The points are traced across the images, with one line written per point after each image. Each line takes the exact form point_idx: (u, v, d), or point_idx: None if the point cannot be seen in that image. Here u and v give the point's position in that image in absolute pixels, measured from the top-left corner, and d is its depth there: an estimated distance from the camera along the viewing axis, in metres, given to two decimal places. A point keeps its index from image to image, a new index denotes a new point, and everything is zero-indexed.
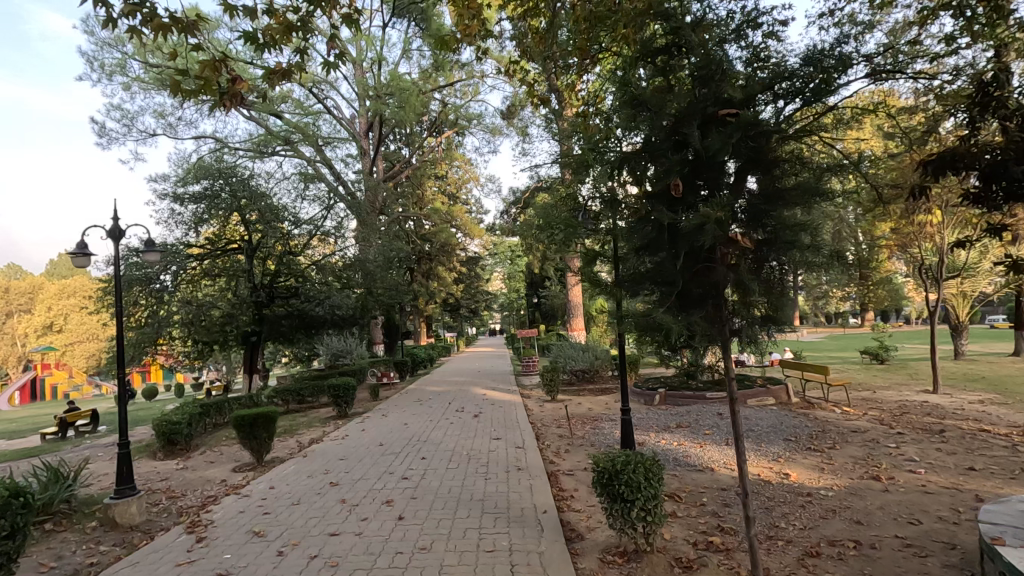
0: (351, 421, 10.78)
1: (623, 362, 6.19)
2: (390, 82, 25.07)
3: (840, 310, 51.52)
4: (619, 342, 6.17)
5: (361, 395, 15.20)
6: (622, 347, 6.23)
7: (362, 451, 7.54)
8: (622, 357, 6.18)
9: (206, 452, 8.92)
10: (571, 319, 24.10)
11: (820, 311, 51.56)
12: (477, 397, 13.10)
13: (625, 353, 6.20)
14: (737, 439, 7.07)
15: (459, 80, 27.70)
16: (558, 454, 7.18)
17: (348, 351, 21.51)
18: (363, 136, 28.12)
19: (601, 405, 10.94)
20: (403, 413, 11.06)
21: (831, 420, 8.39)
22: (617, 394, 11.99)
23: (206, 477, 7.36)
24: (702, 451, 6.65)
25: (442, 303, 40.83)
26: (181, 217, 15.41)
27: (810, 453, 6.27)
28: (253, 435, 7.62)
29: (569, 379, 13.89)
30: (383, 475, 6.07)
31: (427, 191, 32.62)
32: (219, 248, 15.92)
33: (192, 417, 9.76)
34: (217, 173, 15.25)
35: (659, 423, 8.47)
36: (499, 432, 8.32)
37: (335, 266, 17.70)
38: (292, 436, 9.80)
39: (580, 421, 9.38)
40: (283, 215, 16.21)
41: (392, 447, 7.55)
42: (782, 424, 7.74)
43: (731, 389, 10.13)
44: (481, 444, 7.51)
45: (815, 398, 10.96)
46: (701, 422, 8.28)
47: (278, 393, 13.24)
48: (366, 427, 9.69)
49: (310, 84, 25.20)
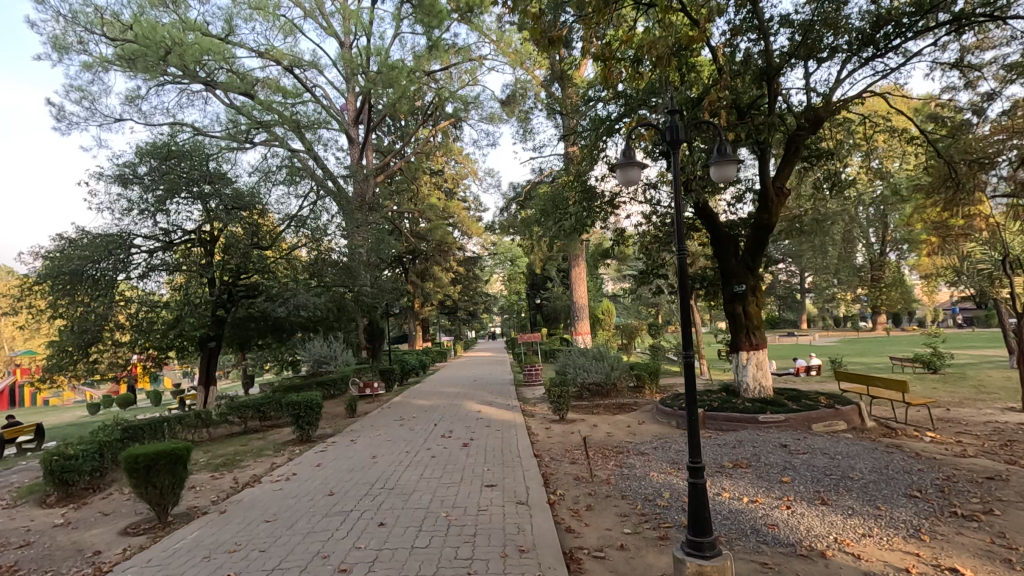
0: (310, 450, 8.61)
1: (692, 386, 3.96)
2: (380, 66, 23.07)
3: (847, 302, 50.17)
4: (688, 348, 4.02)
5: (337, 410, 13.13)
6: (694, 357, 4.06)
7: (300, 506, 5.41)
8: (691, 375, 3.96)
9: (108, 498, 6.77)
10: (576, 322, 22.00)
11: (834, 297, 50.05)
12: (471, 414, 10.99)
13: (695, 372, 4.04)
14: (835, 493, 4.93)
15: (457, 66, 25.91)
16: (577, 513, 5.05)
17: (331, 358, 20.38)
18: (352, 125, 26.07)
19: (623, 429, 8.85)
20: (375, 439, 8.90)
21: (940, 457, 6.30)
22: (641, 414, 9.91)
23: (79, 545, 5.22)
24: (794, 516, 4.47)
25: (439, 305, 38.71)
26: (128, 204, 13.17)
27: (968, 526, 4.14)
28: (148, 483, 5.43)
29: (579, 393, 11.83)
30: (310, 564, 3.96)
31: (422, 186, 30.73)
32: (169, 238, 13.50)
33: (101, 446, 7.59)
34: (169, 153, 13.24)
35: (709, 461, 6.35)
36: (496, 473, 6.20)
37: (307, 264, 15.46)
38: (229, 474, 7.61)
39: (600, 452, 7.25)
40: (250, 201, 14.06)
41: (342, 501, 5.43)
42: (885, 466, 5.62)
43: (790, 410, 8.04)
44: (469, 497, 5.38)
45: (888, 419, 8.90)
46: (766, 460, 6.18)
47: (234, 409, 11.05)
48: (323, 460, 7.54)
49: (295, 68, 23.27)
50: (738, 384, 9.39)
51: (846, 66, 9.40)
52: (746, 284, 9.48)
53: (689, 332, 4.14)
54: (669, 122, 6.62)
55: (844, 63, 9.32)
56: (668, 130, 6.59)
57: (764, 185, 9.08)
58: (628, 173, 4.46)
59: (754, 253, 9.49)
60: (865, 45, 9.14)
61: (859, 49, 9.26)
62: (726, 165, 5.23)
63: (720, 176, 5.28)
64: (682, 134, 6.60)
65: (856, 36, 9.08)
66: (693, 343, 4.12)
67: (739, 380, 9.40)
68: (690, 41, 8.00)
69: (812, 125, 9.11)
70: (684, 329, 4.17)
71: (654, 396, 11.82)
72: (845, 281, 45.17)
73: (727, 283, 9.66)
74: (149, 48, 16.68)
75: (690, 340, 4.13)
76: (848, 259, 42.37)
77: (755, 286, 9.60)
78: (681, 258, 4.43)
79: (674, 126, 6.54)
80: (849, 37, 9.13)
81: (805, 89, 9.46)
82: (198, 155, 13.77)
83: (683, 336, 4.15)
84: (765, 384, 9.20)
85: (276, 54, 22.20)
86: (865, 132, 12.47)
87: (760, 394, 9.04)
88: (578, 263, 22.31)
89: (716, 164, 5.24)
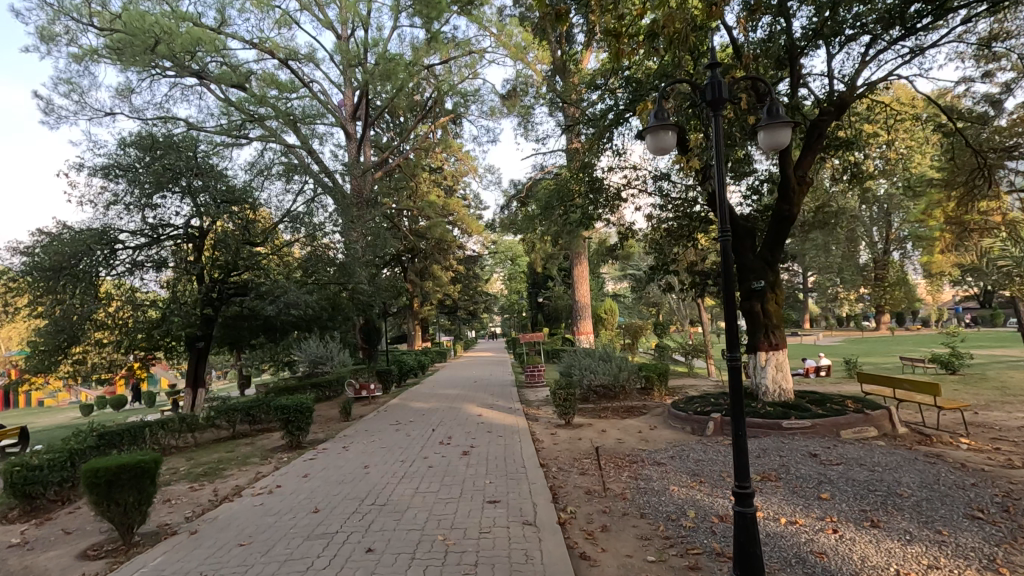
0: (299, 457, 8.02)
1: (737, 394, 3.43)
2: (377, 59, 22.46)
3: (851, 302, 49.57)
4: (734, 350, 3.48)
5: (332, 413, 12.56)
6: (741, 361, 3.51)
7: (280, 526, 4.83)
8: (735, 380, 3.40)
9: (75, 512, 6.19)
10: (578, 321, 21.45)
11: (838, 297, 49.51)
12: (472, 419, 10.42)
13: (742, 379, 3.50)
14: (885, 513, 4.35)
15: (456, 61, 25.34)
16: (592, 535, 4.47)
17: (329, 357, 19.65)
18: (349, 120, 25.46)
19: (633, 435, 8.27)
20: (369, 446, 8.31)
21: (989, 469, 5.71)
22: (652, 419, 9.34)
23: (32, 570, 4.64)
24: (843, 542, 3.89)
25: (438, 304, 38.15)
26: (112, 197, 12.54)
27: None
28: (110, 500, 4.85)
29: (585, 395, 11.27)
30: None
31: (421, 183, 30.16)
32: (157, 234, 12.87)
33: (70, 455, 7.00)
34: (156, 144, 12.59)
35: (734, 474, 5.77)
36: (501, 487, 5.61)
37: (300, 261, 14.85)
38: (209, 485, 7.02)
39: (611, 462, 6.67)
40: (241, 194, 13.42)
41: (328, 520, 4.85)
42: (934, 480, 5.03)
43: (815, 415, 7.46)
44: (471, 516, 4.81)
45: (917, 424, 8.32)
46: (797, 473, 5.61)
47: (222, 413, 10.48)
48: (312, 470, 6.96)
49: (291, 61, 22.64)
50: (756, 388, 8.80)
51: (871, 48, 8.83)
52: (765, 280, 8.89)
53: (733, 332, 3.59)
54: (710, 78, 4.81)
55: (869, 44, 8.76)
56: (705, 89, 4.84)
57: (786, 173, 8.49)
58: (660, 137, 4.07)
59: (774, 246, 8.90)
60: (891, 26, 8.58)
61: (884, 30, 8.69)
62: (779, 130, 3.93)
63: (769, 144, 3.98)
64: (726, 94, 4.78)
65: (882, 15, 8.51)
66: (737, 345, 3.57)
67: (757, 382, 8.81)
68: (707, 17, 7.37)
69: (836, 111, 8.51)
70: (729, 328, 3.62)
71: (664, 399, 11.24)
72: (849, 280, 44.67)
73: (745, 278, 9.08)
74: (136, 41, 15.91)
75: (734, 341, 3.59)
76: (853, 258, 41.85)
77: (775, 282, 9.03)
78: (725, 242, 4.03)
79: (715, 81, 4.75)
80: (874, 16, 8.56)
81: (827, 74, 8.86)
82: (186, 146, 13.13)
83: (728, 336, 3.60)
84: (785, 388, 8.61)
85: (271, 46, 21.59)
86: (885, 122, 11.88)
87: (780, 398, 8.46)
88: (581, 261, 21.74)
89: (764, 127, 3.97)
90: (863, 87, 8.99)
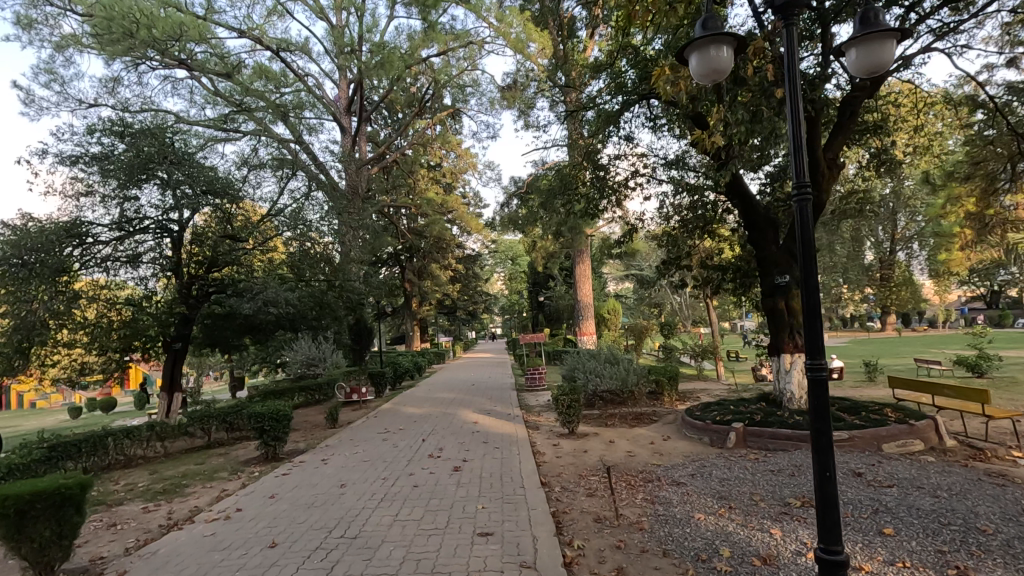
0: (270, 472, 7.16)
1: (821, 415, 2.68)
2: (373, 49, 21.61)
3: (855, 302, 48.90)
4: (816, 358, 2.70)
5: (318, 418, 11.73)
6: (824, 371, 2.71)
7: (224, 567, 3.97)
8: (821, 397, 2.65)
9: None
10: (580, 321, 20.69)
11: (843, 297, 48.65)
12: (466, 426, 9.59)
13: (825, 392, 2.70)
14: (970, 557, 3.49)
15: (454, 53, 24.51)
16: None
17: (322, 359, 18.67)
18: (344, 113, 24.63)
19: (645, 446, 7.41)
20: (351, 458, 7.46)
21: None
22: (665, 427, 8.48)
23: None
24: None
25: (438, 304, 37.38)
26: (84, 189, 11.66)
27: None
28: (18, 535, 3.99)
29: (590, 400, 10.47)
30: None
31: (419, 180, 29.37)
32: (131, 227, 12.03)
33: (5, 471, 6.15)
34: (130, 132, 11.72)
35: (769, 498, 4.93)
36: (499, 515, 4.75)
37: (284, 256, 14.13)
38: (164, 506, 6.18)
39: (623, 481, 5.82)
40: (221, 185, 12.55)
41: (285, 559, 3.99)
42: (1017, 510, 4.16)
43: (851, 425, 6.61)
44: (460, 553, 3.97)
45: (963, 434, 7.47)
46: (845, 498, 4.76)
47: (195, 420, 9.67)
48: (282, 489, 6.10)
49: (283, 51, 21.83)
50: (780, 394, 7.94)
51: (903, 16, 8.00)
52: (790, 274, 8.05)
53: (815, 336, 2.73)
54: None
55: (905, 15, 7.92)
56: None
57: (814, 154, 7.66)
58: (709, 61, 3.40)
59: (800, 236, 8.06)
60: None
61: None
62: (880, 45, 3.08)
63: (865, 66, 3.13)
64: None
65: None
66: (821, 353, 2.73)
67: (780, 388, 7.95)
68: None
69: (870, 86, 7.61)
70: (808, 326, 2.74)
71: (676, 405, 10.39)
72: (854, 280, 43.92)
73: (768, 272, 8.25)
74: (114, 27, 14.99)
75: (814, 347, 2.73)
76: (859, 258, 40.99)
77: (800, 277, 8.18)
78: (804, 208, 2.86)
79: None
80: None
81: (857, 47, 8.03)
82: (163, 133, 12.24)
83: (807, 338, 2.75)
84: (811, 395, 7.74)
85: (261, 35, 20.74)
86: (913, 106, 11.03)
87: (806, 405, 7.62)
88: (584, 259, 20.83)
89: (857, 42, 3.12)
90: (899, 63, 8.12)
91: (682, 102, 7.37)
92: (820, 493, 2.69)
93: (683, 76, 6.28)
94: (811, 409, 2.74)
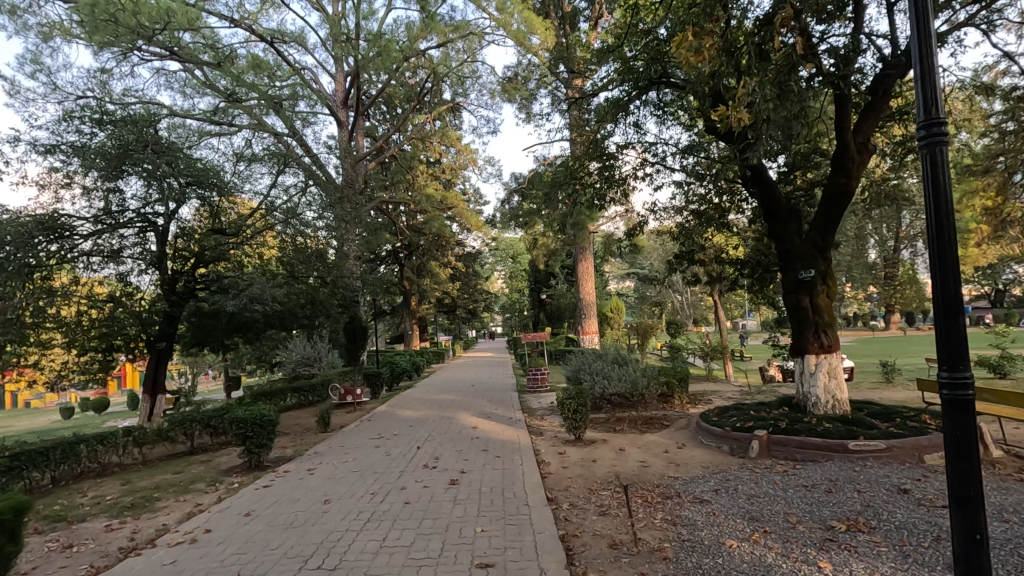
0: (252, 483, 6.57)
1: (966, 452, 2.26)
2: (370, 40, 20.98)
3: (859, 301, 48.31)
4: (958, 370, 2.28)
5: (308, 422, 11.12)
6: (967, 394, 2.27)
7: None
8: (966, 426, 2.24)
9: None
10: (583, 320, 20.12)
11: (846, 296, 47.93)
12: (467, 431, 9.02)
13: (968, 418, 2.26)
14: None
15: (453, 45, 23.86)
16: None
17: (318, 358, 18.39)
18: (341, 106, 24.02)
19: (659, 456, 6.80)
20: (342, 468, 6.88)
21: None
22: (678, 434, 7.87)
23: None
24: None
25: (436, 303, 36.77)
26: (61, 180, 11.03)
27: None
28: None
29: (595, 403, 9.87)
30: None
31: (417, 175, 28.74)
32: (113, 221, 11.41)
33: None
34: (111, 120, 11.11)
35: (809, 521, 4.33)
36: (504, 541, 4.16)
37: (276, 252, 13.59)
38: (130, 524, 5.58)
39: (638, 498, 5.21)
40: (207, 177, 11.93)
41: None
42: None
43: (888, 434, 6.02)
44: None
45: (1004, 443, 6.87)
46: (897, 522, 4.18)
47: (176, 425, 9.07)
48: (261, 505, 5.52)
49: (277, 42, 21.17)
50: (803, 397, 7.35)
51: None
52: (815, 268, 7.46)
53: (958, 345, 2.31)
54: None
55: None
56: None
57: (844, 139, 7.10)
58: None
59: (826, 228, 7.51)
60: None
61: None
62: None
63: None
64: None
65: None
66: (965, 363, 2.31)
67: (804, 391, 7.36)
68: None
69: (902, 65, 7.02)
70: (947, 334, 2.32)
71: (688, 409, 9.78)
72: (859, 279, 43.26)
73: (790, 267, 7.66)
74: (97, 14, 14.35)
75: (955, 356, 2.31)
76: (864, 255, 40.24)
77: (826, 272, 7.58)
78: (938, 155, 2.38)
79: None
80: None
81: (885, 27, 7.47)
82: (146, 122, 11.62)
83: (946, 345, 2.32)
84: (839, 399, 7.15)
85: (254, 25, 20.08)
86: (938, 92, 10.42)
87: (833, 411, 7.03)
88: (587, 256, 20.21)
89: None
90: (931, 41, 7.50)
91: (703, 81, 6.77)
92: (965, 562, 2.28)
93: (708, 44, 5.63)
94: (948, 440, 2.30)
